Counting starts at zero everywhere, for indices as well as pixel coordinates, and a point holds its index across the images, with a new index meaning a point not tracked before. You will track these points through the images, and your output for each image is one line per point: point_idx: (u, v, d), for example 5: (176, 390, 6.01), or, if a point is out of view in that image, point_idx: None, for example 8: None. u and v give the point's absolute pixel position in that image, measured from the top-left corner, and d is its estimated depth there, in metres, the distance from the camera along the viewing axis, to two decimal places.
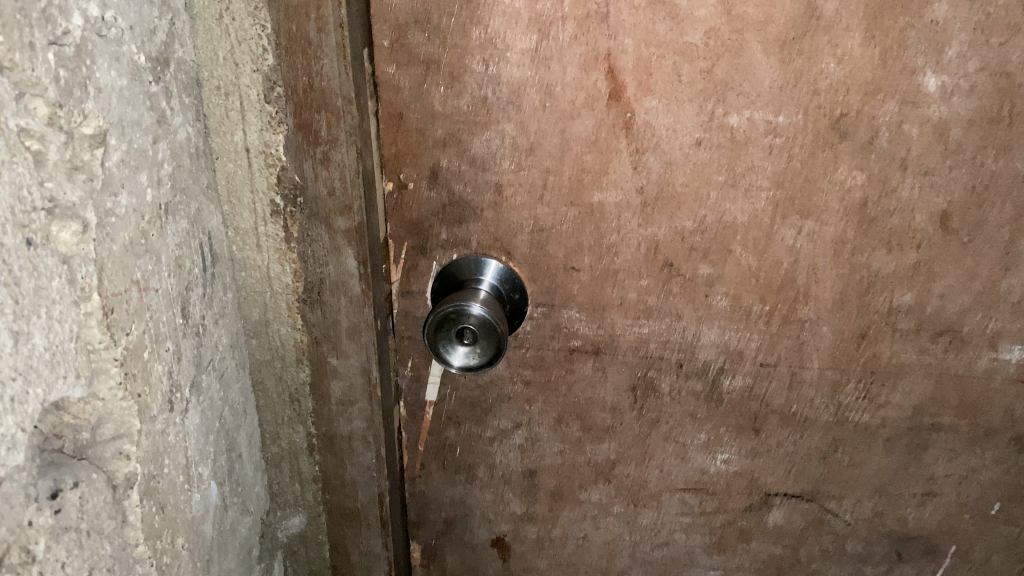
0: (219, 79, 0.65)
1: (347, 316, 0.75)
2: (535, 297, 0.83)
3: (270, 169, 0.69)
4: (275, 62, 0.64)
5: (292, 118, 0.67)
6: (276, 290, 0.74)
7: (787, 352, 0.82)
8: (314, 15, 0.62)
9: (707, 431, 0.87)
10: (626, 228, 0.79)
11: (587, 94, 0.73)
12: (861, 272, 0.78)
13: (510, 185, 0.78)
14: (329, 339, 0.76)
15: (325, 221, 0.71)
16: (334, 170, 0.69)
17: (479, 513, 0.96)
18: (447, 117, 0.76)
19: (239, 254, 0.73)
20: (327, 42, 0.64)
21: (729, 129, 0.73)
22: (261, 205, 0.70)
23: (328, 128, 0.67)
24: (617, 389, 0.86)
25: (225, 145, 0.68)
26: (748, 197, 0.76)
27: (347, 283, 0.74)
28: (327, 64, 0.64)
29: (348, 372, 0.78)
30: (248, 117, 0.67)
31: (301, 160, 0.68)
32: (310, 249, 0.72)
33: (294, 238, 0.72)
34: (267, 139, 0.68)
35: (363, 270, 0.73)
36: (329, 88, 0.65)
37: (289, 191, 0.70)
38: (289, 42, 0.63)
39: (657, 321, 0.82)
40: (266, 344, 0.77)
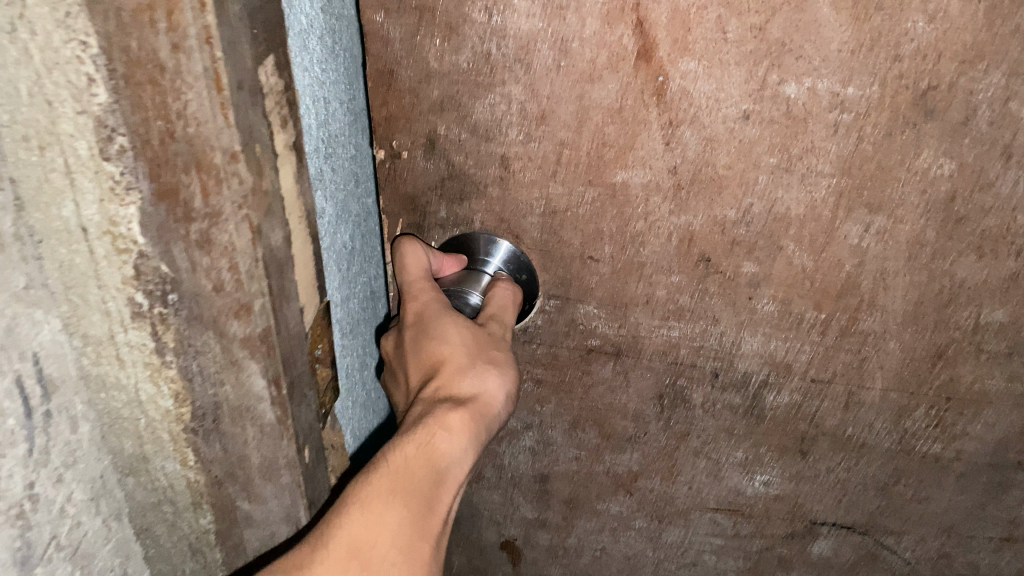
0: (26, 125, 0.39)
1: (259, 450, 0.54)
2: (548, 288, 0.71)
3: (122, 256, 0.44)
4: (111, 97, 0.39)
5: (147, 182, 0.41)
6: (153, 420, 0.51)
7: (844, 368, 0.69)
8: (163, 25, 0.37)
9: (745, 450, 0.75)
10: (655, 215, 0.66)
11: (610, 53, 0.60)
12: (941, 280, 0.63)
13: (518, 159, 0.66)
14: (235, 475, 0.55)
15: (212, 325, 0.47)
16: (221, 258, 0.44)
17: (487, 515, 0.86)
18: (445, 76, 0.64)
19: (92, 370, 0.48)
20: (191, 67, 0.38)
21: (785, 101, 0.59)
22: (116, 305, 0.46)
23: (203, 197, 0.42)
24: (641, 396, 0.74)
25: (49, 224, 0.42)
26: (805, 184, 0.62)
27: (252, 409, 0.51)
28: (192, 102, 0.39)
29: (267, 518, 0.58)
30: (79, 179, 0.41)
31: (167, 243, 0.44)
32: (194, 365, 0.49)
33: (171, 352, 0.48)
34: (113, 213, 0.42)
35: (275, 394, 0.51)
36: (200, 137, 0.40)
37: (156, 286, 0.45)
38: (128, 68, 0.38)
39: (689, 324, 0.70)
40: (146, 484, 0.54)
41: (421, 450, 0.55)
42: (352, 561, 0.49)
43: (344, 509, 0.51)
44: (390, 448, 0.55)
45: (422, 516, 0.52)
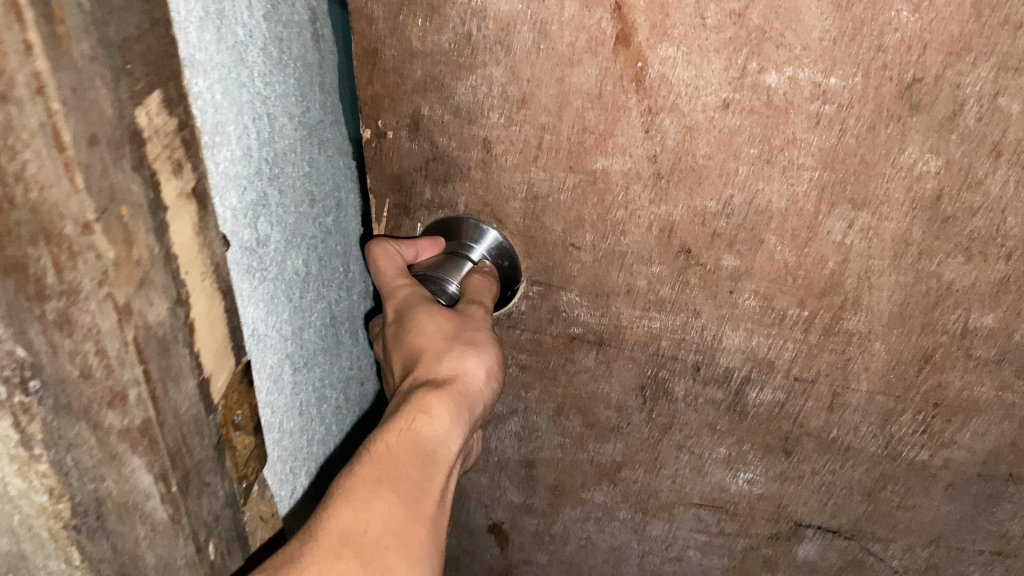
0: None
1: (149, 552, 0.47)
2: (530, 274, 0.71)
3: None
4: None
5: None
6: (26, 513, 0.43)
7: (827, 369, 0.67)
8: None
9: (728, 446, 0.74)
10: (635, 204, 0.65)
11: (589, 36, 0.59)
12: (928, 282, 0.61)
13: (499, 142, 0.66)
14: None
15: (83, 414, 0.39)
16: (85, 340, 0.37)
17: (474, 498, 0.86)
18: (427, 57, 0.64)
19: None
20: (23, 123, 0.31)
21: (765, 90, 0.58)
22: None
23: (57, 271, 0.35)
24: (624, 387, 0.74)
25: None
26: (787, 176, 0.60)
27: (143, 507, 0.45)
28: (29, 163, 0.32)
29: None
30: None
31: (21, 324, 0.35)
32: (71, 457, 0.40)
33: (39, 443, 0.39)
34: None
35: (163, 488, 0.45)
36: (57, 205, 0.34)
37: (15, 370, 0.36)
38: None
39: (670, 316, 0.68)
40: None
41: (403, 439, 0.55)
42: (345, 549, 0.49)
43: (332, 504, 0.51)
44: (371, 444, 0.56)
45: (411, 501, 0.53)
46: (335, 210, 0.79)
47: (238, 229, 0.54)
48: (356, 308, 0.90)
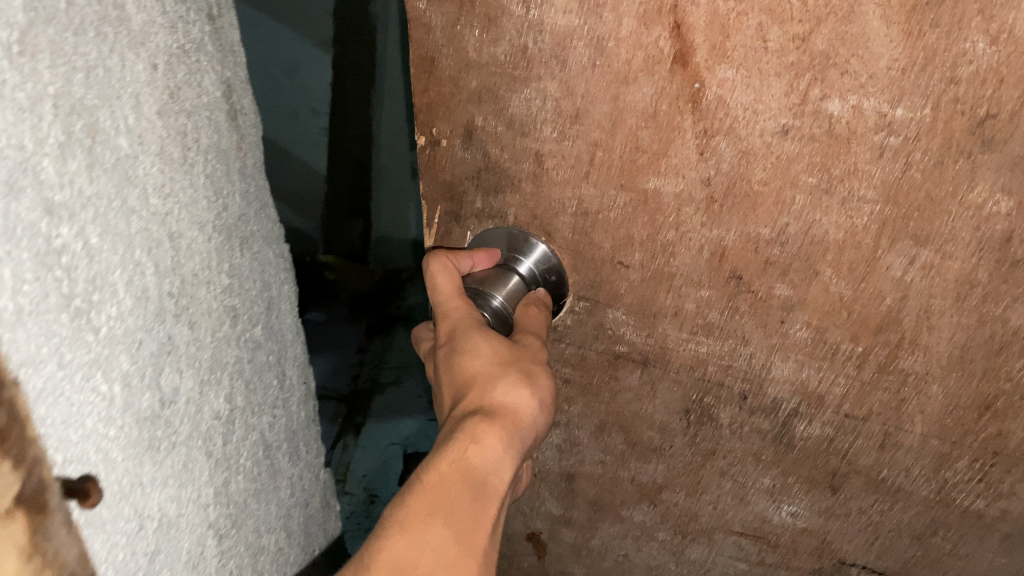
0: None
1: None
2: (578, 289, 0.70)
3: None
4: None
5: None
6: None
7: (880, 407, 0.64)
8: None
9: (772, 477, 0.72)
10: (687, 226, 0.63)
11: (646, 54, 0.58)
12: (992, 326, 0.58)
13: (551, 156, 0.65)
14: None
15: None
16: None
17: (514, 507, 0.86)
18: (483, 68, 0.63)
19: None
20: None
21: (827, 118, 0.55)
22: None
23: None
24: (668, 408, 0.72)
25: None
26: (846, 208, 0.58)
27: None
28: None
29: None
30: None
31: None
32: None
33: None
34: None
35: None
36: None
37: None
38: None
39: (718, 340, 0.67)
40: None
41: (453, 469, 0.53)
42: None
43: (385, 534, 0.49)
44: (421, 475, 0.53)
45: (462, 534, 0.50)
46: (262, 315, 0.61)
47: (132, 401, 0.39)
48: (295, 425, 0.71)
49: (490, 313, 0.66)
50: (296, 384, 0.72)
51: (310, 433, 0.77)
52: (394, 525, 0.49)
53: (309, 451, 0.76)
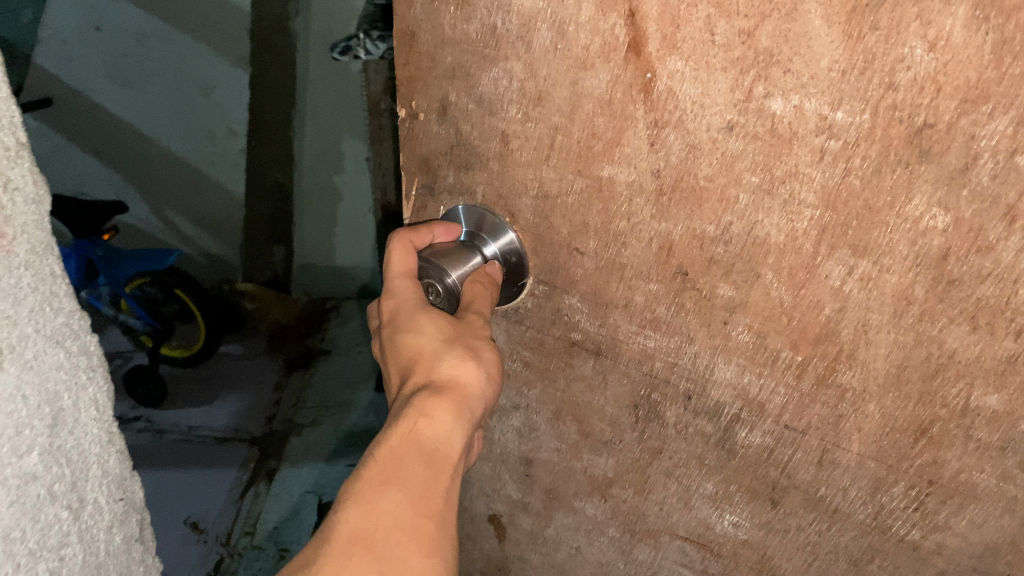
0: None
1: None
2: (537, 272, 0.71)
3: None
4: None
5: None
6: None
7: (818, 422, 0.63)
8: None
9: (715, 483, 0.71)
10: (638, 217, 0.63)
11: (602, 40, 0.58)
12: (928, 347, 0.56)
13: (516, 137, 0.66)
14: None
15: None
16: None
17: (477, 485, 0.89)
18: (456, 45, 0.65)
19: None
20: None
21: (771, 118, 0.54)
22: None
23: None
24: (618, 402, 0.72)
25: None
26: (786, 211, 0.57)
27: None
28: None
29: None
30: None
31: None
32: None
33: None
34: None
35: None
36: None
37: None
38: None
39: (665, 336, 0.66)
40: None
41: (404, 441, 0.57)
42: (357, 548, 0.51)
43: (343, 507, 0.54)
44: (376, 447, 0.57)
45: (415, 497, 0.54)
46: (42, 438, 0.48)
47: None
48: (103, 553, 0.58)
49: (439, 286, 0.68)
50: (112, 505, 0.59)
51: (140, 551, 0.64)
52: (350, 501, 0.54)
53: (144, 563, 0.65)
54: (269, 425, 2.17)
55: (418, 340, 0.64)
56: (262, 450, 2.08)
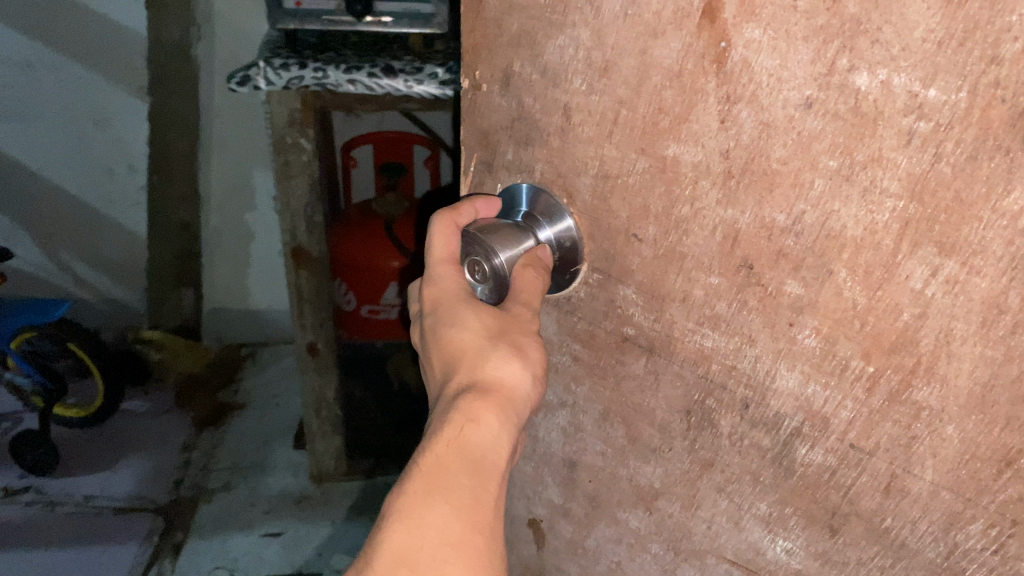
0: None
1: None
2: (593, 259, 0.67)
3: None
4: None
5: None
6: None
7: (888, 443, 0.56)
8: None
9: (769, 503, 0.65)
10: (702, 202, 0.58)
11: (675, 5, 0.54)
12: (1021, 364, 0.48)
13: (579, 111, 0.62)
14: None
15: None
16: None
17: (520, 484, 0.85)
18: (524, 11, 0.62)
19: None
20: None
21: (854, 94, 0.48)
22: None
23: None
24: (669, 406, 0.67)
25: None
26: (866, 200, 0.50)
27: None
28: None
29: None
30: None
31: None
32: None
33: None
34: None
35: None
36: None
37: None
38: None
39: (724, 336, 0.61)
40: None
41: (449, 448, 0.55)
42: (401, 568, 0.50)
43: (386, 523, 0.52)
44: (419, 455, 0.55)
45: (461, 508, 0.53)
46: None
47: None
48: None
49: (488, 269, 0.65)
50: None
51: None
52: (394, 516, 0.52)
53: None
54: (173, 489, 2.25)
55: (462, 336, 0.62)
56: (169, 524, 2.13)
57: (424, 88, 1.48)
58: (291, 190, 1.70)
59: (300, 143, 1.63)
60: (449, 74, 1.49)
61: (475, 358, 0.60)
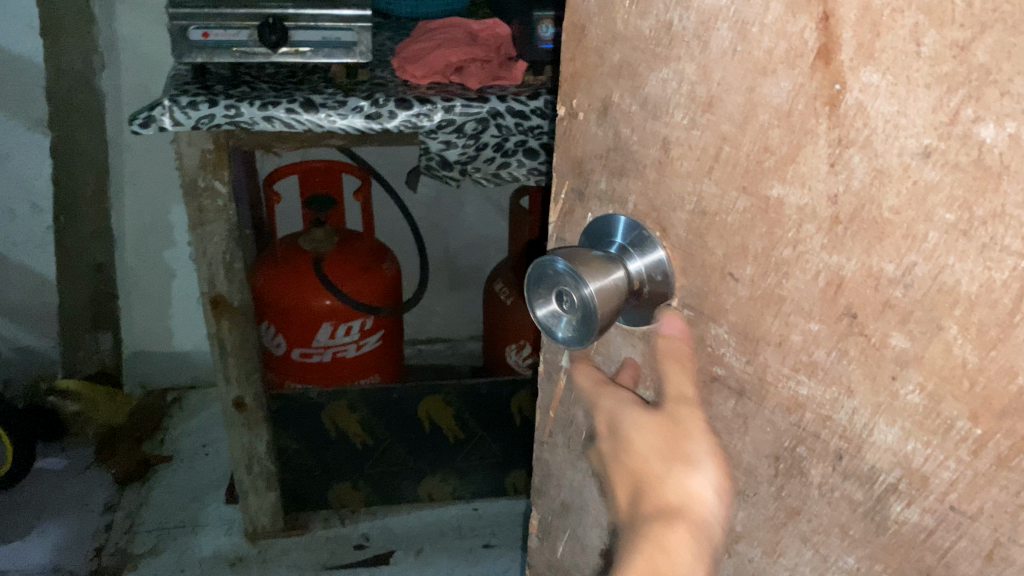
0: None
1: None
2: (684, 295, 0.65)
3: None
4: None
5: None
6: None
7: (993, 509, 0.53)
8: None
9: (858, 559, 0.62)
10: (805, 246, 0.56)
11: (789, 45, 0.52)
12: None
13: (678, 145, 0.61)
14: None
15: None
16: None
17: (593, 514, 0.83)
18: (627, 42, 0.62)
19: None
20: None
21: (977, 147, 0.46)
22: None
23: None
24: (757, 451, 0.65)
25: None
26: (984, 256, 0.48)
27: None
28: None
29: None
30: None
31: None
32: None
33: None
34: None
35: None
36: None
37: None
38: None
39: (821, 385, 0.59)
40: None
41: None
42: None
43: None
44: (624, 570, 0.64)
45: None
46: None
47: None
48: None
49: (576, 299, 0.63)
50: None
51: None
52: None
53: None
54: (93, 557, 2.24)
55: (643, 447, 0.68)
56: None
57: (347, 123, 1.48)
58: (205, 236, 1.73)
59: (213, 186, 1.65)
60: (375, 108, 1.49)
61: (663, 475, 0.66)
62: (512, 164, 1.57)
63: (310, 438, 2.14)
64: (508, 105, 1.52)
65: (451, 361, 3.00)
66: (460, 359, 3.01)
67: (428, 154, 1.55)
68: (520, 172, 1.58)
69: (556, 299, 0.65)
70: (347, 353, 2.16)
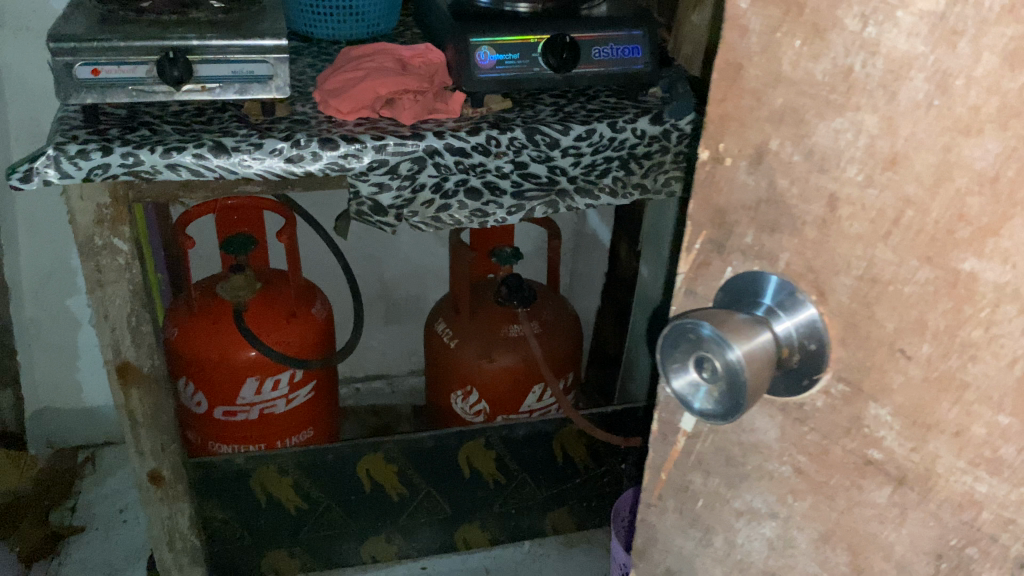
0: None
1: None
2: (840, 367, 0.58)
3: None
4: None
5: None
6: None
7: None
8: None
9: None
10: (1001, 328, 0.49)
11: (1001, 102, 0.45)
12: None
13: (848, 203, 0.54)
14: None
15: None
16: None
17: None
18: (793, 85, 0.55)
19: None
20: None
21: None
22: None
23: None
24: (913, 547, 0.59)
25: None
26: None
27: None
28: None
29: None
30: None
31: None
32: None
33: None
34: None
35: None
36: None
37: None
38: None
39: (1005, 484, 0.52)
40: None
41: None
42: None
43: None
44: None
45: None
46: None
47: None
48: None
49: (719, 366, 0.56)
50: None
51: None
52: None
53: None
54: None
55: None
56: None
57: (264, 168, 1.20)
58: (107, 297, 1.33)
59: (113, 245, 1.28)
60: (296, 150, 1.21)
61: None
62: (453, 206, 1.30)
63: (236, 505, 1.79)
64: (447, 142, 1.26)
65: (394, 400, 2.66)
66: (402, 399, 2.69)
67: (356, 197, 1.27)
68: (461, 214, 1.31)
69: (694, 366, 0.59)
70: (274, 411, 1.86)
